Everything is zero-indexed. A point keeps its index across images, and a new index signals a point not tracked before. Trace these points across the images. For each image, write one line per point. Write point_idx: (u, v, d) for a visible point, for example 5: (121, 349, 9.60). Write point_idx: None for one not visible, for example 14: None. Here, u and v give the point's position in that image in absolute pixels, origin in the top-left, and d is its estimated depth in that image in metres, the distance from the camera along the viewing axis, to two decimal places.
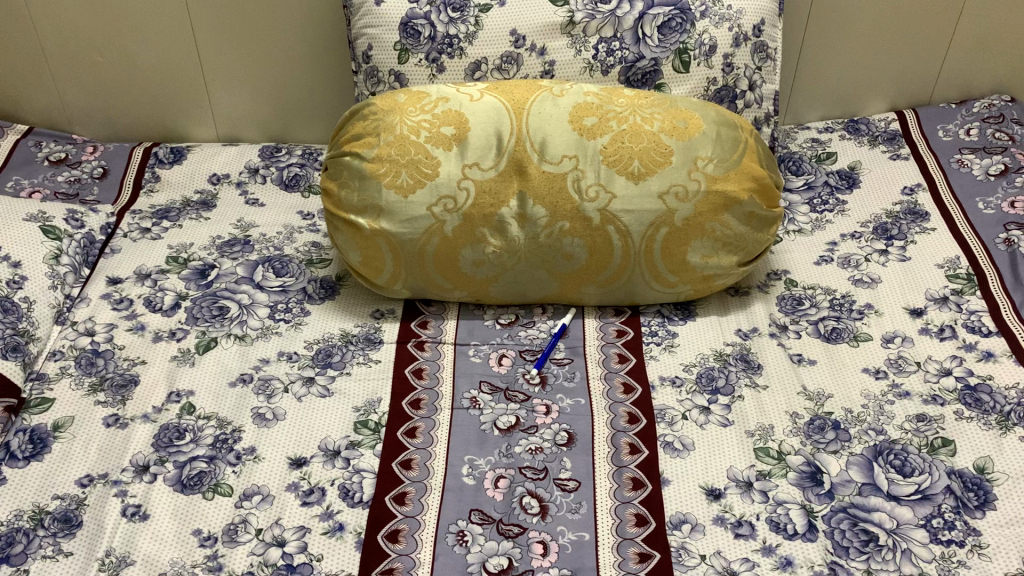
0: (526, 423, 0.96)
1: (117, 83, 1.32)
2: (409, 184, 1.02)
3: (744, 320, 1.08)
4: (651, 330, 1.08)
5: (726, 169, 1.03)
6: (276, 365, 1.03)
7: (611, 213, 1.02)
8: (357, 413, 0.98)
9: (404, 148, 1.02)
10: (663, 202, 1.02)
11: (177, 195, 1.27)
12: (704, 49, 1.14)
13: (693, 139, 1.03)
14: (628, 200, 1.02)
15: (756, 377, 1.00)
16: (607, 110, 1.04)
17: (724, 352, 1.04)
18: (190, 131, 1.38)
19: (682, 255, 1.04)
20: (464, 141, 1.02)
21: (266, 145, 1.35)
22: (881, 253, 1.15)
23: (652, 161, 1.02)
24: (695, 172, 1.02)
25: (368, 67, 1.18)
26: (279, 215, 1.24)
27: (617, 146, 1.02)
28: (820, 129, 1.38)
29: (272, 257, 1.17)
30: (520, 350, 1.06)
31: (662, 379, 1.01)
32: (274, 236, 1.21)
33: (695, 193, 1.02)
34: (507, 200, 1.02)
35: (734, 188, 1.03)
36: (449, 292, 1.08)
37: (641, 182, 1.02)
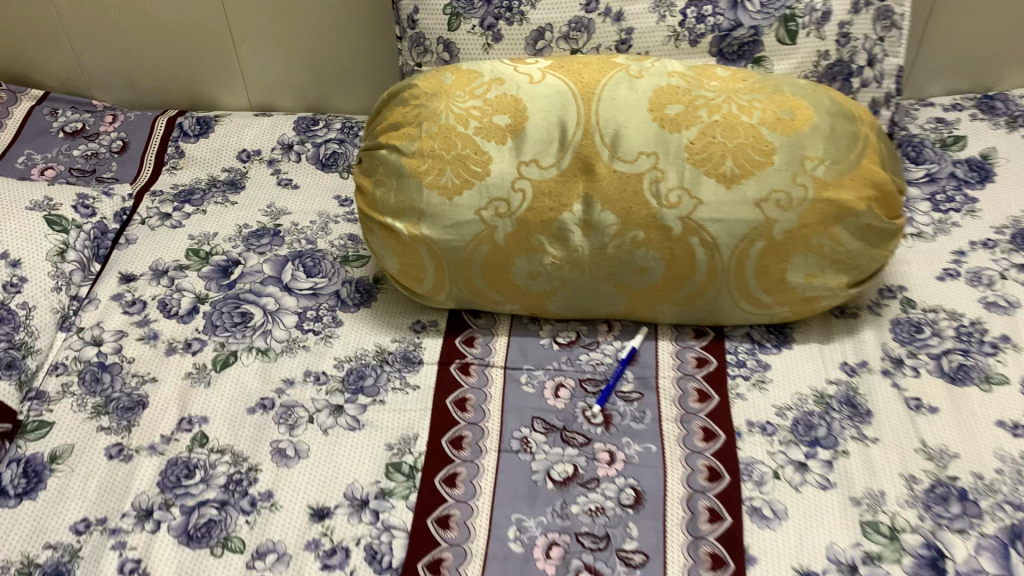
0: (586, 475, 0.82)
1: (139, 45, 1.18)
2: (455, 184, 0.86)
3: (851, 351, 0.91)
4: (737, 358, 0.91)
5: (840, 173, 0.84)
6: (301, 388, 0.90)
7: (695, 222, 0.86)
8: (389, 453, 0.84)
9: (450, 141, 0.86)
10: (760, 211, 0.85)
11: (202, 174, 1.14)
12: (815, 17, 0.95)
13: (801, 135, 0.85)
14: (716, 208, 0.85)
15: (864, 428, 0.84)
16: (695, 97, 0.86)
17: (826, 393, 0.87)
18: (220, 97, 1.24)
19: (779, 272, 0.87)
20: (521, 132, 0.86)
21: (302, 117, 1.20)
22: (1020, 269, 0.95)
23: (748, 161, 0.84)
24: (800, 176, 0.84)
25: (414, 34, 1.01)
26: (313, 201, 1.10)
27: (707, 142, 0.85)
28: (946, 105, 1.17)
29: (304, 252, 1.03)
30: (580, 379, 0.91)
31: (750, 425, 0.86)
32: (307, 226, 1.07)
33: (800, 201, 0.84)
34: (571, 205, 0.86)
35: (849, 196, 0.84)
36: (500, 303, 0.94)
37: (734, 186, 0.85)
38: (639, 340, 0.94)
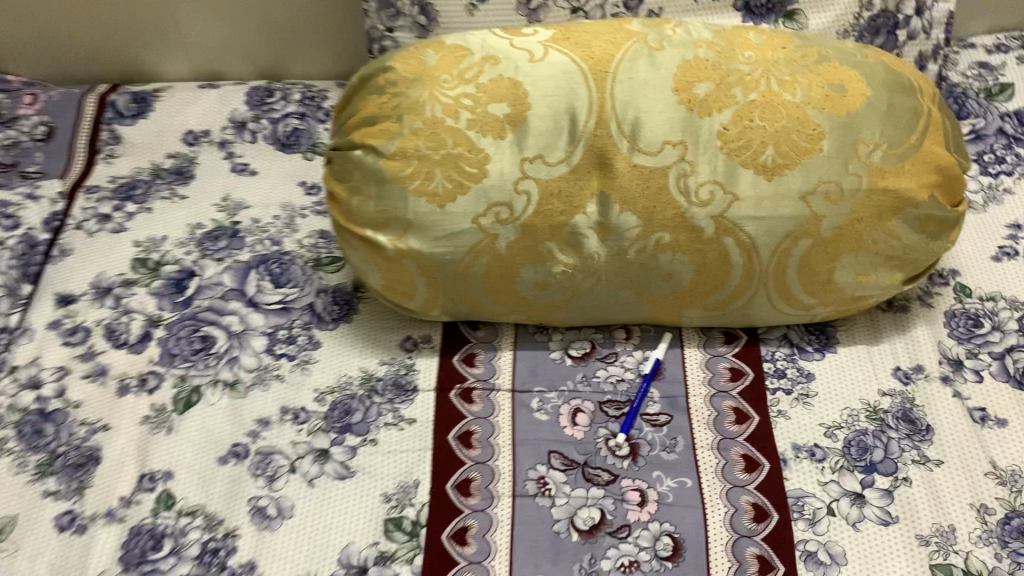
0: (615, 521, 0.72)
1: (56, 10, 1.01)
2: (447, 189, 0.72)
3: (903, 353, 0.80)
4: (775, 367, 0.81)
5: (900, 158, 0.72)
6: (279, 429, 0.78)
7: (730, 221, 0.73)
8: (387, 506, 0.73)
9: (437, 138, 0.71)
10: (806, 206, 0.72)
11: (144, 162, 0.98)
12: None
13: (854, 114, 0.71)
14: (755, 203, 0.72)
15: (925, 448, 0.74)
16: (728, 72, 0.72)
17: (879, 408, 0.77)
18: (157, 66, 1.07)
19: (826, 272, 0.76)
20: (523, 124, 0.72)
21: (255, 88, 1.05)
22: None
23: (793, 148, 0.71)
24: (854, 163, 0.71)
25: None
26: (275, 190, 0.96)
27: (743, 127, 0.71)
28: (988, 46, 1.04)
29: (269, 256, 0.89)
30: (600, 401, 0.79)
31: (796, 449, 0.75)
32: (271, 222, 0.92)
33: (853, 193, 0.72)
34: (585, 207, 0.73)
35: (910, 185, 0.72)
36: (501, 315, 0.81)
37: (776, 178, 0.72)
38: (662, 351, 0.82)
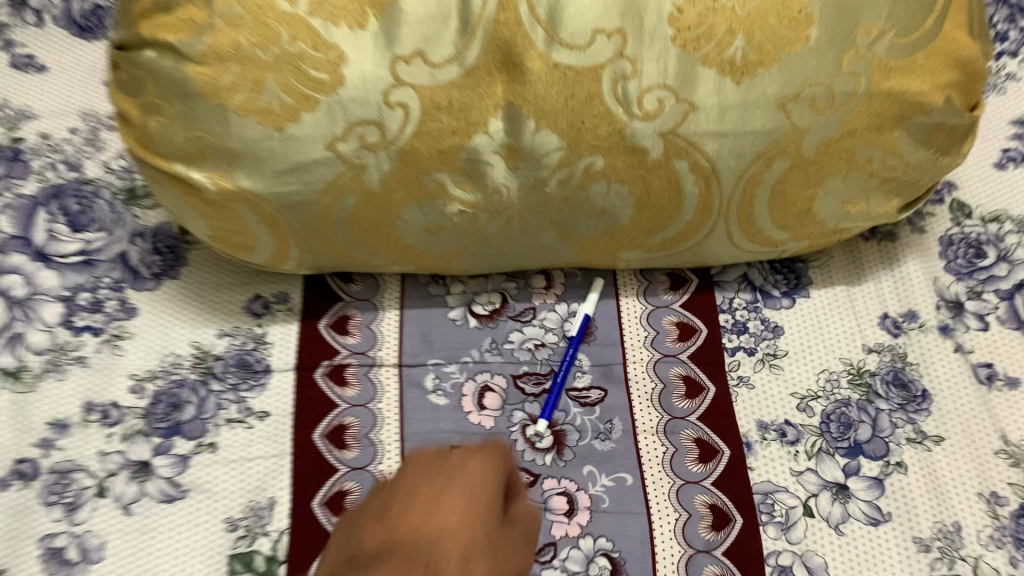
0: (537, 539, 0.55)
1: None
2: (287, 108, 0.50)
3: (891, 296, 0.64)
4: (734, 319, 0.63)
5: (911, 51, 0.53)
6: (81, 434, 0.57)
7: (683, 140, 0.54)
8: (234, 536, 0.55)
9: (266, 32, 0.48)
10: (784, 118, 0.54)
11: None
12: None
13: None
14: (717, 116, 0.53)
15: (921, 422, 0.59)
16: None
17: (865, 369, 0.61)
18: None
19: (803, 201, 0.58)
20: (390, 7, 0.49)
21: None
22: None
23: (772, 39, 0.51)
24: (850, 58, 0.52)
25: None
26: (68, 92, 0.71)
27: (704, 9, 0.50)
28: None
29: (62, 187, 0.66)
30: (513, 375, 0.62)
31: (763, 429, 0.59)
32: (63, 140, 0.68)
33: (847, 99, 0.53)
34: (488, 124, 0.53)
35: (920, 86, 0.54)
36: (382, 266, 0.63)
37: (747, 82, 0.52)
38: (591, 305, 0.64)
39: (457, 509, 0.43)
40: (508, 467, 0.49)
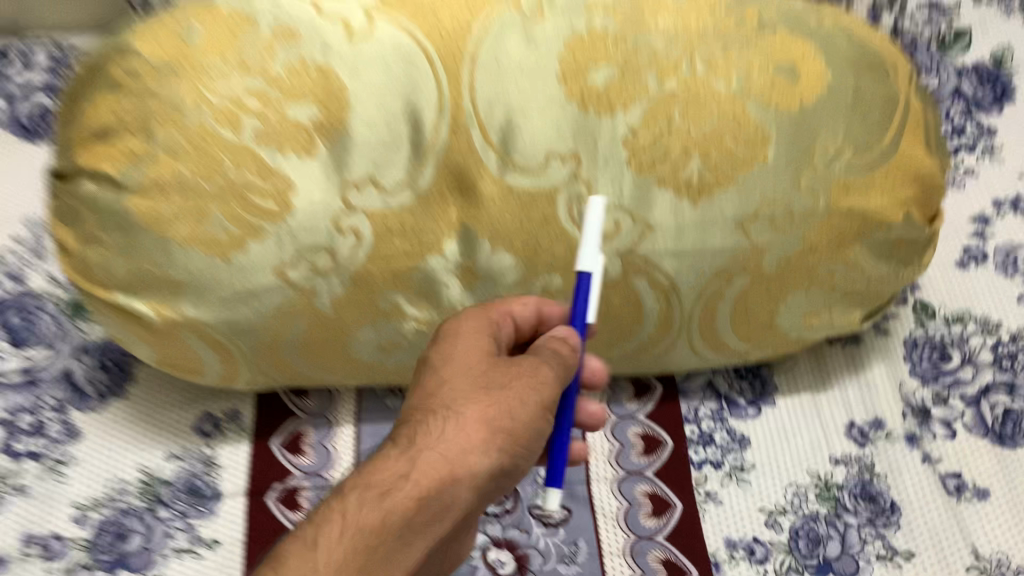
0: None
1: None
2: (232, 237, 0.48)
3: (858, 403, 0.63)
4: (699, 430, 0.62)
5: (869, 171, 0.52)
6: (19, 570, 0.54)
7: (641, 258, 0.53)
8: None
9: (208, 162, 0.47)
10: (743, 235, 0.53)
11: None
12: None
13: (813, 111, 0.51)
14: (675, 235, 0.52)
15: (892, 537, 0.57)
16: (636, 49, 0.49)
17: (834, 480, 0.59)
18: None
19: (766, 315, 0.57)
20: (341, 135, 0.48)
21: None
22: None
23: (726, 160, 0.50)
24: (807, 177, 0.52)
25: None
26: (12, 201, 0.69)
27: (658, 132, 0.49)
28: None
29: (6, 303, 0.64)
30: None
31: (731, 547, 0.57)
32: (6, 253, 0.66)
33: (805, 218, 0.53)
34: (442, 246, 0.51)
35: (880, 204, 0.53)
36: (336, 382, 0.61)
37: (703, 202, 0.51)
38: (586, 254, 0.44)
39: (472, 357, 0.44)
40: (460, 366, 0.43)
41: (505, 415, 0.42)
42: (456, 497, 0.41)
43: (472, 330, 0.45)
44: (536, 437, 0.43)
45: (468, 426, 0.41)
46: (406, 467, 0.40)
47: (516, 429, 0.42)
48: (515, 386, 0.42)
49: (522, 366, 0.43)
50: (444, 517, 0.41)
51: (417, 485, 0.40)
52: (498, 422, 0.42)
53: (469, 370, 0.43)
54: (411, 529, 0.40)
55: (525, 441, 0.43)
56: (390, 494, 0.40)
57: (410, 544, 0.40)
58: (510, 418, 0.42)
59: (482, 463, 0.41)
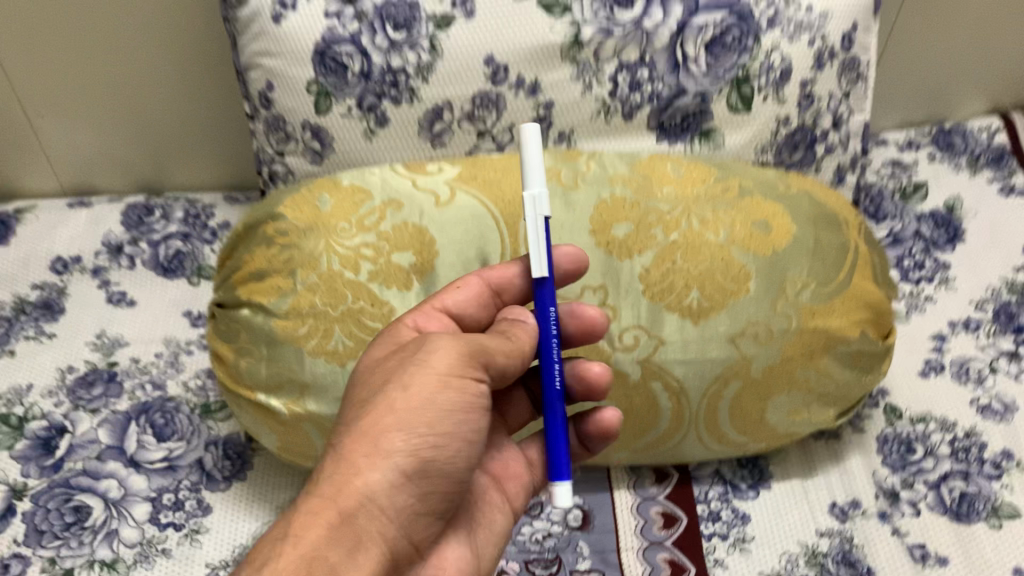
0: None
1: None
2: (347, 349, 0.63)
3: (839, 487, 0.77)
4: (709, 509, 0.76)
5: (830, 298, 0.68)
6: None
7: (656, 366, 0.68)
8: None
9: (335, 292, 0.64)
10: (735, 349, 0.68)
11: (5, 294, 0.87)
12: (773, 76, 0.77)
13: (782, 254, 0.68)
14: (682, 348, 0.68)
15: None
16: (647, 211, 0.68)
17: (820, 549, 0.73)
18: (19, 180, 0.96)
19: (758, 413, 0.71)
20: (430, 274, 0.65)
21: (133, 204, 0.95)
22: (1010, 359, 0.83)
23: (717, 290, 0.67)
24: (782, 303, 0.68)
25: (270, 115, 0.77)
26: (155, 324, 0.86)
27: (665, 269, 0.67)
28: (901, 144, 1.04)
29: (151, 404, 0.80)
30: (525, 560, 0.73)
31: None
32: (150, 365, 0.83)
33: (783, 334, 0.68)
34: None
35: (840, 323, 0.69)
36: None
37: (702, 322, 0.67)
38: (530, 203, 0.51)
39: (377, 370, 0.50)
40: (367, 383, 0.49)
41: (388, 415, 0.47)
42: (382, 524, 0.46)
43: (384, 346, 0.52)
44: (449, 414, 0.48)
45: (361, 443, 0.46)
46: (311, 493, 0.46)
47: (418, 420, 0.47)
48: (407, 377, 0.48)
49: (417, 358, 0.49)
50: (373, 539, 0.46)
51: (319, 504, 0.45)
52: (394, 424, 0.47)
53: (375, 383, 0.49)
54: (344, 549, 0.44)
55: (428, 422, 0.47)
56: (297, 529, 0.44)
57: (353, 562, 0.45)
58: (401, 414, 0.47)
59: (388, 475, 0.46)
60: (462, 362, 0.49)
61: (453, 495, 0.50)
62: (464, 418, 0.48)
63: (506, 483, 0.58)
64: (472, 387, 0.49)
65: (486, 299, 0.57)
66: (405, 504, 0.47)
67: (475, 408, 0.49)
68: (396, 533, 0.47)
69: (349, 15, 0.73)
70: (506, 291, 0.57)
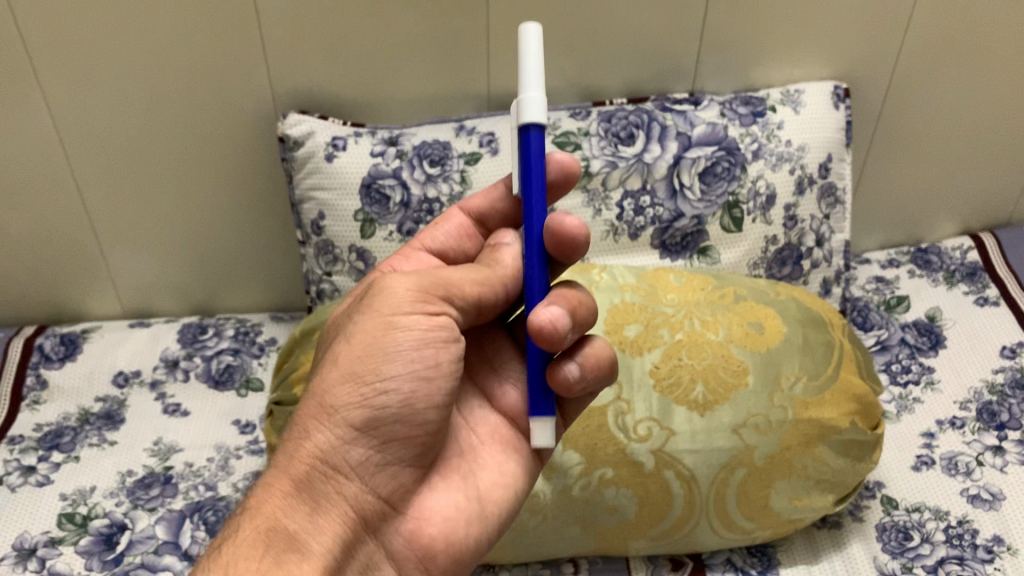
0: None
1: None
2: None
3: (842, 571, 0.82)
4: None
5: (820, 391, 0.77)
6: None
7: (668, 455, 0.75)
8: None
9: None
10: (739, 438, 0.75)
11: (72, 406, 0.96)
12: (759, 201, 0.89)
13: (774, 351, 0.78)
14: (691, 437, 0.75)
15: None
16: (654, 314, 0.79)
17: None
18: (88, 306, 1.07)
19: (763, 499, 0.77)
20: None
21: (188, 326, 1.06)
22: (995, 452, 0.90)
23: (720, 384, 0.76)
24: (778, 396, 0.76)
25: (320, 240, 0.88)
26: (207, 431, 0.94)
27: (673, 365, 0.76)
28: (882, 263, 1.15)
29: (204, 503, 0.86)
30: None
31: None
32: (202, 468, 0.90)
33: (780, 424, 0.75)
34: None
35: (832, 414, 0.77)
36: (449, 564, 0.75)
37: (708, 413, 0.75)
38: (523, 108, 0.48)
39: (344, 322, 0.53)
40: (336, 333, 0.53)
41: (335, 368, 0.50)
42: (339, 482, 0.49)
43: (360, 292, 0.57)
44: (393, 356, 0.49)
45: (310, 407, 0.50)
46: (279, 459, 0.50)
47: (361, 369, 0.49)
48: (354, 330, 0.50)
49: (364, 308, 0.51)
50: (331, 500, 0.49)
51: (282, 468, 0.49)
52: (338, 377, 0.49)
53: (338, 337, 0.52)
54: (301, 513, 0.48)
55: (374, 363, 0.49)
56: (258, 502, 0.48)
57: (312, 524, 0.48)
58: (346, 362, 0.49)
59: (336, 431, 0.49)
60: (404, 303, 0.50)
61: (423, 440, 0.51)
62: (416, 355, 0.49)
63: (520, 423, 0.57)
64: (418, 322, 0.49)
65: (470, 232, 0.60)
66: (363, 457, 0.50)
67: (428, 341, 0.49)
68: (358, 489, 0.50)
69: (393, 154, 0.86)
70: (488, 219, 0.60)
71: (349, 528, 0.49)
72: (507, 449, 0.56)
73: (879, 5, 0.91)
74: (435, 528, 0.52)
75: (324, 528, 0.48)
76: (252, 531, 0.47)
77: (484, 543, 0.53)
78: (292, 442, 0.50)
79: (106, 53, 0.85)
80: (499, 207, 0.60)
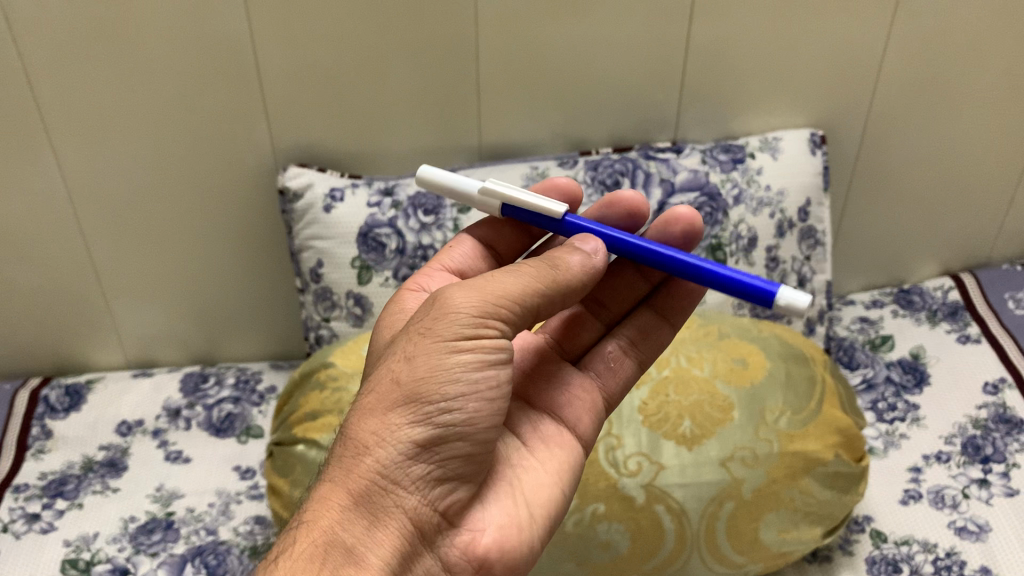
0: None
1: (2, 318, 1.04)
2: None
3: None
4: None
5: (803, 424, 0.80)
6: None
7: (658, 490, 0.75)
8: None
9: None
10: (727, 471, 0.76)
11: (76, 455, 0.98)
12: (741, 243, 0.93)
13: (757, 386, 0.81)
14: (680, 470, 0.76)
15: None
16: None
17: None
18: (93, 358, 1.10)
19: (752, 532, 0.77)
20: None
21: (189, 376, 1.09)
22: (980, 485, 0.92)
23: (707, 418, 0.79)
24: (763, 429, 0.79)
25: (318, 288, 0.92)
26: (208, 478, 0.96)
27: (661, 402, 0.80)
28: (867, 303, 1.19)
29: (205, 548, 0.87)
30: None
31: None
32: (204, 512, 0.91)
33: (766, 456, 0.77)
34: None
35: (816, 445, 0.79)
36: None
37: (696, 447, 0.77)
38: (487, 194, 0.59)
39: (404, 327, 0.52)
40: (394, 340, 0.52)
41: (395, 385, 0.49)
42: (398, 498, 0.48)
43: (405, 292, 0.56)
44: (456, 378, 0.48)
45: (368, 421, 0.49)
46: (336, 468, 0.49)
47: (421, 392, 0.48)
48: (413, 347, 0.49)
49: (424, 327, 0.50)
50: (389, 515, 0.48)
51: (339, 479, 0.49)
52: (401, 398, 0.48)
53: (395, 346, 0.51)
54: (359, 527, 0.48)
55: (435, 383, 0.48)
56: (315, 515, 0.48)
57: (370, 538, 0.48)
58: (407, 378, 0.49)
59: (396, 449, 0.48)
60: (462, 322, 0.49)
61: (480, 457, 0.51)
62: (478, 379, 0.49)
63: (564, 413, 0.59)
64: (478, 346, 0.49)
65: (481, 253, 0.64)
66: (421, 474, 0.49)
67: (489, 363, 0.49)
68: (418, 503, 0.49)
69: (389, 204, 0.90)
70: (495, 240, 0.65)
71: (408, 543, 0.49)
72: (550, 447, 0.57)
73: (849, 58, 0.96)
74: (489, 538, 0.51)
75: (382, 542, 0.48)
76: (309, 545, 0.47)
77: (536, 547, 0.53)
78: (349, 453, 0.49)
79: (114, 113, 0.90)
80: (505, 232, 0.65)
